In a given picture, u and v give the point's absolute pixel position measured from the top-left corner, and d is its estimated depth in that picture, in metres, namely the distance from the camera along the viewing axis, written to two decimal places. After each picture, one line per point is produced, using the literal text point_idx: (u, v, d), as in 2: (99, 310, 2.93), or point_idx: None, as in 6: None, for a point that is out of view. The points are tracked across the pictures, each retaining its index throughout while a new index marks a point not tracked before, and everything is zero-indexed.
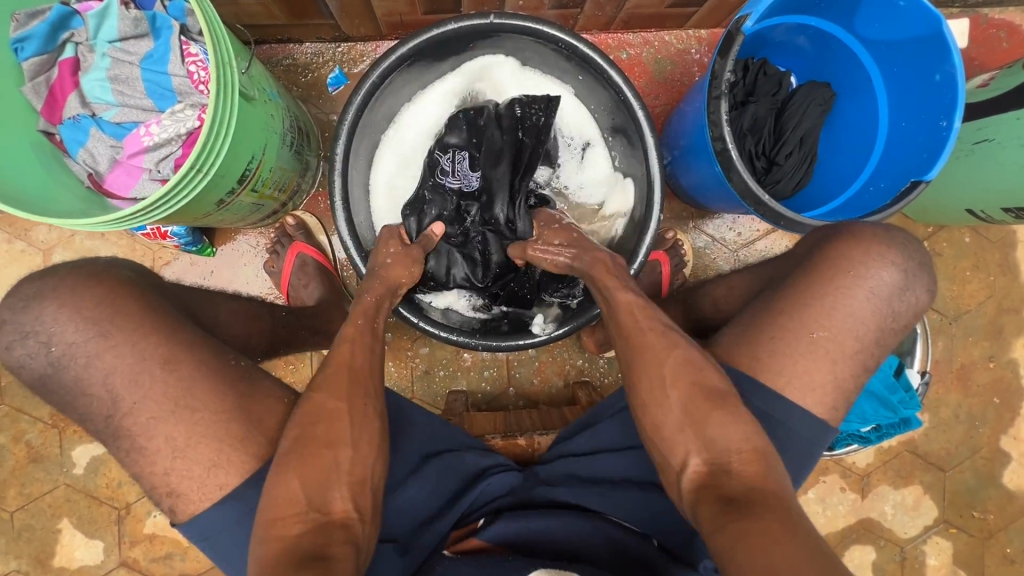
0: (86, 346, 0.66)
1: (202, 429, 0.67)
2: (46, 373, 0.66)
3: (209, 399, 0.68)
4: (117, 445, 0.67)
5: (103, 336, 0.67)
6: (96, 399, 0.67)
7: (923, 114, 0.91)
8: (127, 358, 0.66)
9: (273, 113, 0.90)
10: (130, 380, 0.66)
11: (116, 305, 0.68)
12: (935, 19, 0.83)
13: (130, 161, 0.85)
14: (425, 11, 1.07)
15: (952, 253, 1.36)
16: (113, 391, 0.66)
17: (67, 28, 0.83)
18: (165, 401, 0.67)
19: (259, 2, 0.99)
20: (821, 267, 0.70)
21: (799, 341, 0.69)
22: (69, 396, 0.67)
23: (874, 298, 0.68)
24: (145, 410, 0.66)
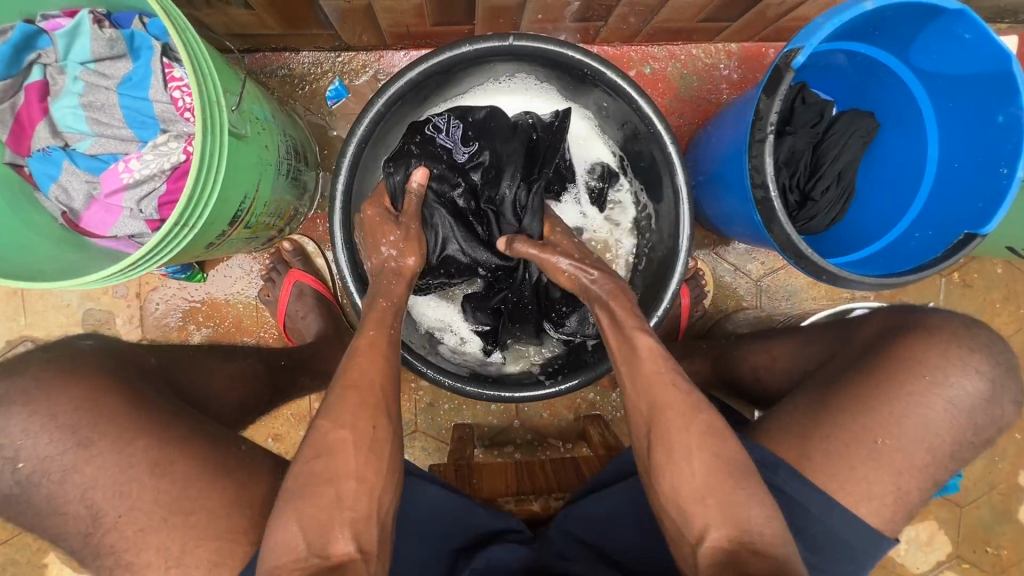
0: (62, 460, 0.60)
1: (195, 535, 0.60)
2: (12, 492, 0.60)
3: (204, 500, 0.61)
4: (96, 565, 0.61)
5: (81, 446, 0.60)
6: (72, 517, 0.60)
7: (980, 157, 0.83)
8: (110, 467, 0.60)
9: (266, 145, 0.81)
10: (112, 492, 0.59)
11: (97, 411, 0.61)
12: (1006, 58, 0.74)
13: (108, 198, 0.77)
14: (434, 23, 0.97)
15: (983, 284, 1.30)
16: (93, 507, 0.60)
17: (33, 49, 0.74)
18: (154, 509, 0.60)
19: (250, 13, 0.88)
20: (891, 365, 0.63)
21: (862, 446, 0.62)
22: (36, 514, 0.60)
23: (953, 409, 0.61)
24: (130, 523, 0.59)
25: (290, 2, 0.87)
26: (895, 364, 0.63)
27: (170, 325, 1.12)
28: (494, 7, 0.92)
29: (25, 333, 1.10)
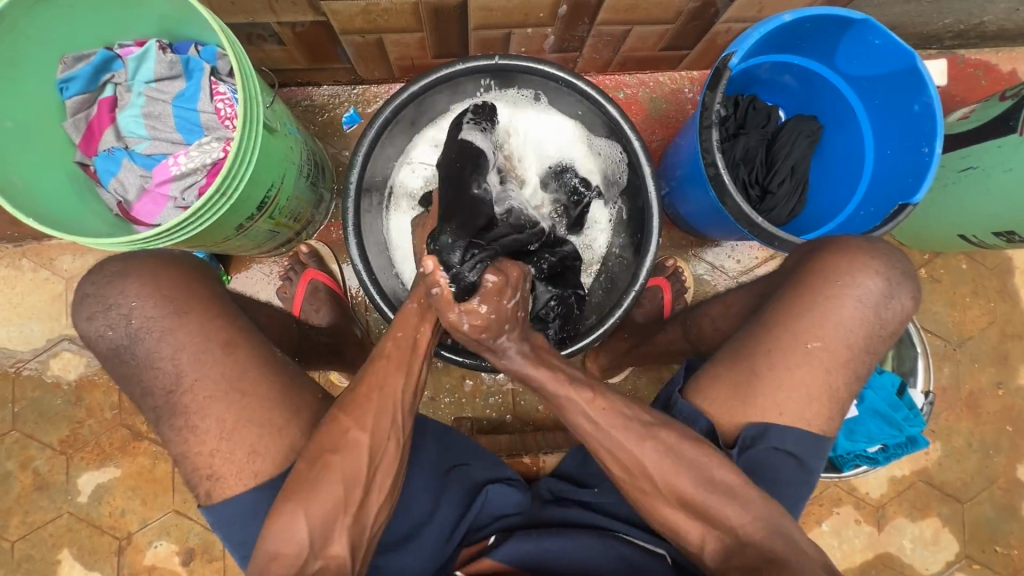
0: (163, 321, 0.74)
1: (247, 414, 0.73)
2: (122, 343, 0.74)
3: (257, 384, 0.75)
4: (170, 423, 0.73)
5: (178, 313, 0.75)
6: (162, 372, 0.73)
7: (906, 142, 0.96)
8: (195, 338, 0.74)
9: (292, 147, 0.97)
10: (195, 358, 0.73)
11: (191, 293, 0.77)
12: (909, 55, 0.89)
13: (157, 189, 0.90)
14: (435, 56, 1.15)
15: (950, 279, 1.38)
16: (178, 367, 0.73)
17: (109, 70, 0.90)
18: (222, 381, 0.73)
19: (282, 48, 1.07)
20: (810, 281, 0.76)
21: (795, 351, 0.73)
22: (138, 368, 0.74)
23: (860, 305, 0.74)
24: (204, 387, 0.73)
25: (315, 38, 1.05)
26: (817, 279, 0.75)
27: None
28: (485, 39, 1.10)
29: (64, 332, 1.22)
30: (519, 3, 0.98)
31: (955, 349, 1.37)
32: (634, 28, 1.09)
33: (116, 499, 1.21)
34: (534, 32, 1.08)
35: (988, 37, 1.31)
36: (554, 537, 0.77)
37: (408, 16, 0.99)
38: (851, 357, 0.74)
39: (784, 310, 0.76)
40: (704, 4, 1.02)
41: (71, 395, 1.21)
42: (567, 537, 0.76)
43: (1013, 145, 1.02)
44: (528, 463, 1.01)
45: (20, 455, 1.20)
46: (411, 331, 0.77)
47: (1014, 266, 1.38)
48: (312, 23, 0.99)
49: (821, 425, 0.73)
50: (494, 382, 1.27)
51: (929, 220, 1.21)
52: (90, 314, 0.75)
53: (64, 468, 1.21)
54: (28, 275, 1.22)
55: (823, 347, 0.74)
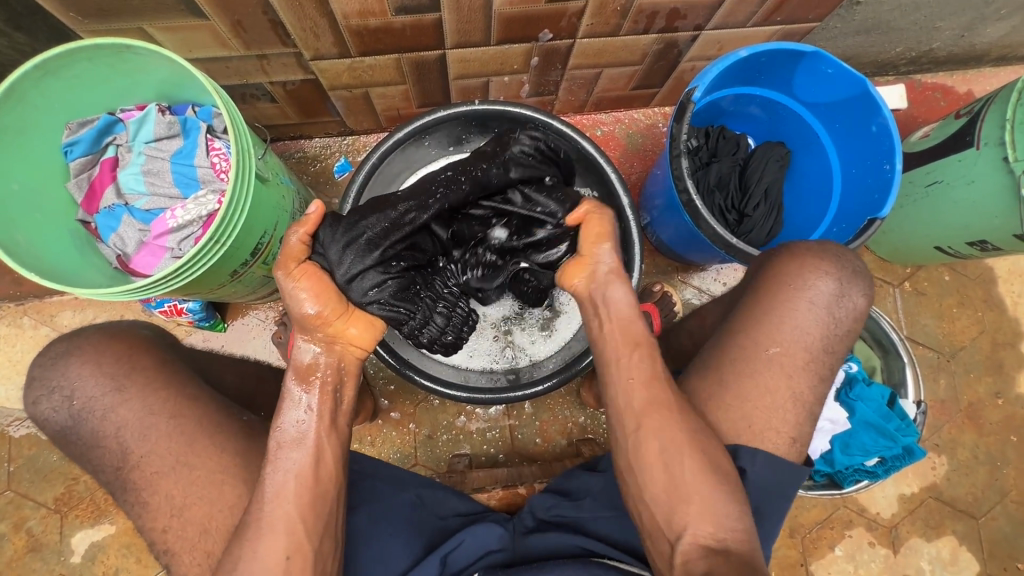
0: (104, 400, 0.73)
1: (197, 488, 0.71)
2: (68, 425, 0.73)
3: (209, 457, 0.72)
4: (124, 496, 0.72)
5: (119, 389, 0.73)
6: (107, 450, 0.72)
7: (869, 161, 1.01)
8: (139, 411, 0.72)
9: (284, 195, 1.01)
10: (139, 433, 0.72)
11: (134, 364, 0.75)
12: (860, 81, 0.95)
13: (155, 241, 0.95)
14: (419, 105, 1.22)
15: (935, 291, 1.40)
16: (124, 442, 0.72)
17: (110, 134, 0.96)
18: (167, 456, 0.71)
19: (275, 106, 1.14)
20: (767, 288, 0.79)
21: (756, 358, 0.76)
22: (84, 447, 0.73)
23: (813, 307, 0.77)
24: (150, 463, 0.71)
25: (306, 95, 1.12)
26: (773, 286, 0.78)
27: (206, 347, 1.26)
28: (465, 88, 1.17)
29: None
30: (493, 54, 1.05)
31: (949, 360, 1.38)
32: (604, 70, 1.16)
33: (110, 558, 1.19)
34: (510, 79, 1.16)
35: (941, 62, 1.39)
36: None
37: (391, 70, 1.06)
38: (826, 366, 0.76)
39: (742, 319, 0.79)
40: (667, 45, 1.09)
41: (66, 451, 1.21)
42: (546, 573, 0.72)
43: (973, 158, 1.06)
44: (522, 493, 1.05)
45: (14, 516, 1.19)
46: None
47: (996, 275, 1.41)
48: (302, 81, 1.06)
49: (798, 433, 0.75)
50: (488, 417, 1.27)
51: (903, 234, 1.25)
52: (35, 397, 0.74)
53: (58, 528, 1.20)
54: (29, 332, 1.24)
55: (789, 356, 0.76)
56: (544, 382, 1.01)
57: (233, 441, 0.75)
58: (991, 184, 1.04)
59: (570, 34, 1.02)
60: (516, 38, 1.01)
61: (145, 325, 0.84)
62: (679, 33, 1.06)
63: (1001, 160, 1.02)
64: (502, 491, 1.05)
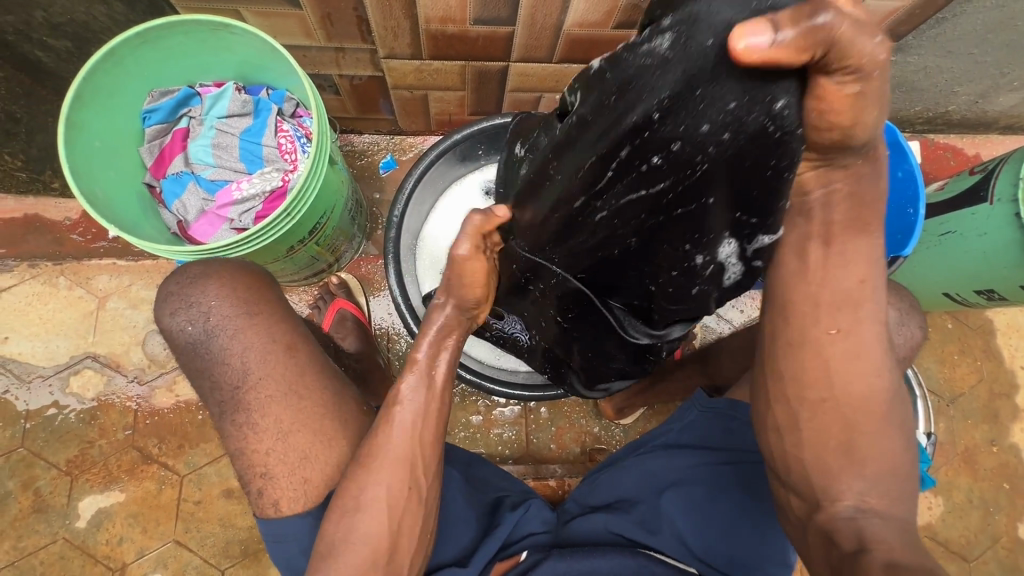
0: (235, 321, 0.75)
1: (303, 418, 0.73)
2: (199, 338, 0.74)
3: (314, 390, 0.75)
4: (232, 417, 0.73)
5: (249, 314, 0.76)
6: (231, 368, 0.74)
7: (893, 204, 1.08)
8: (263, 337, 0.75)
9: (344, 181, 1.06)
10: (262, 356, 0.74)
11: (261, 297, 0.78)
12: (892, 131, 1.03)
13: (217, 211, 0.98)
14: (471, 113, 1.28)
15: (938, 337, 1.47)
16: (246, 363, 0.74)
17: (186, 105, 1.00)
18: (282, 382, 0.74)
19: (336, 98, 1.19)
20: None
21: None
22: (209, 362, 0.75)
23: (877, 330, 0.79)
24: (266, 386, 0.73)
25: (368, 91, 1.17)
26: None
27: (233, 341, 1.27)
28: (518, 101, 1.23)
29: (89, 350, 1.23)
30: (552, 70, 1.12)
31: (948, 405, 1.43)
32: None
33: (116, 526, 1.18)
34: None
35: (954, 125, 1.49)
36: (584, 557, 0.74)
37: (454, 76, 1.12)
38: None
39: None
40: None
41: (85, 413, 1.21)
42: (597, 554, 0.74)
43: (986, 212, 1.14)
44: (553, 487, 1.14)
45: (24, 475, 1.18)
46: None
47: (995, 327, 1.48)
48: (369, 77, 1.12)
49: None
50: (506, 418, 1.30)
51: (916, 279, 1.32)
52: (172, 309, 0.76)
53: (67, 491, 1.18)
54: (63, 292, 1.25)
55: None
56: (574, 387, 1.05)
57: None
58: (1001, 237, 1.12)
59: None
60: (576, 59, 1.07)
61: None
62: None
63: (1013, 216, 1.09)
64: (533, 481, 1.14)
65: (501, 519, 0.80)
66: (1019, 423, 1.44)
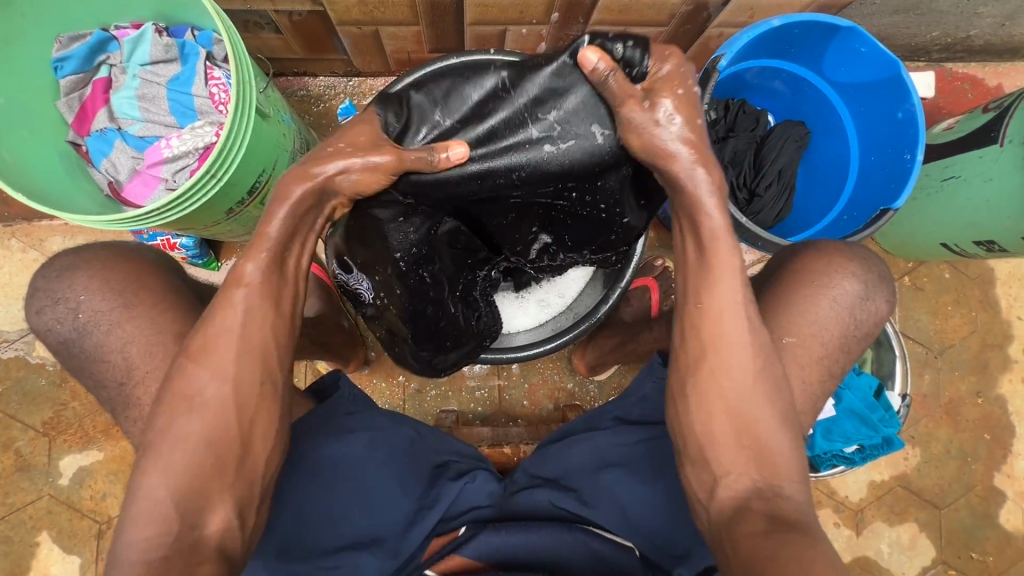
0: (111, 315, 0.71)
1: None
2: (72, 337, 0.72)
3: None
4: (127, 415, 0.72)
5: (126, 306, 0.72)
6: (112, 365, 0.71)
7: (890, 149, 0.98)
8: (146, 330, 0.71)
9: (284, 134, 0.97)
10: (145, 350, 0.71)
11: (143, 285, 0.74)
12: (894, 64, 0.91)
13: (149, 171, 0.91)
14: (431, 50, 1.16)
15: (933, 288, 1.40)
16: (129, 360, 0.71)
17: (104, 52, 0.91)
18: (174, 374, 0.70)
19: (279, 37, 1.08)
20: (786, 278, 0.73)
21: (767, 346, 0.70)
22: (88, 361, 0.72)
23: (836, 305, 0.71)
24: (154, 381, 0.70)
25: (312, 28, 1.06)
26: (793, 279, 0.73)
27: None
28: (481, 35, 1.10)
29: None
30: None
31: (936, 357, 1.39)
32: (628, 28, 1.11)
33: (98, 483, 1.21)
34: (529, 31, 1.10)
35: (975, 52, 1.34)
36: (521, 531, 0.75)
37: (405, 9, 1.00)
38: (831, 369, 0.73)
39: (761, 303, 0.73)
40: (697, 7, 1.04)
41: (55, 377, 1.21)
42: (534, 529, 0.75)
43: (994, 156, 1.04)
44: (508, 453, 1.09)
45: (2, 435, 1.20)
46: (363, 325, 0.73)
47: (995, 276, 1.41)
48: (309, 12, 1.00)
49: (799, 425, 0.72)
50: (479, 376, 1.28)
51: (912, 228, 1.24)
52: (40, 308, 0.73)
53: (46, 450, 1.21)
54: (16, 255, 1.22)
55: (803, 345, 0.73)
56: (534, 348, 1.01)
57: None
58: (1009, 184, 1.02)
59: None
60: None
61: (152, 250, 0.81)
62: None
63: None
64: (487, 448, 1.09)
65: (442, 489, 0.81)
66: (1009, 374, 1.40)
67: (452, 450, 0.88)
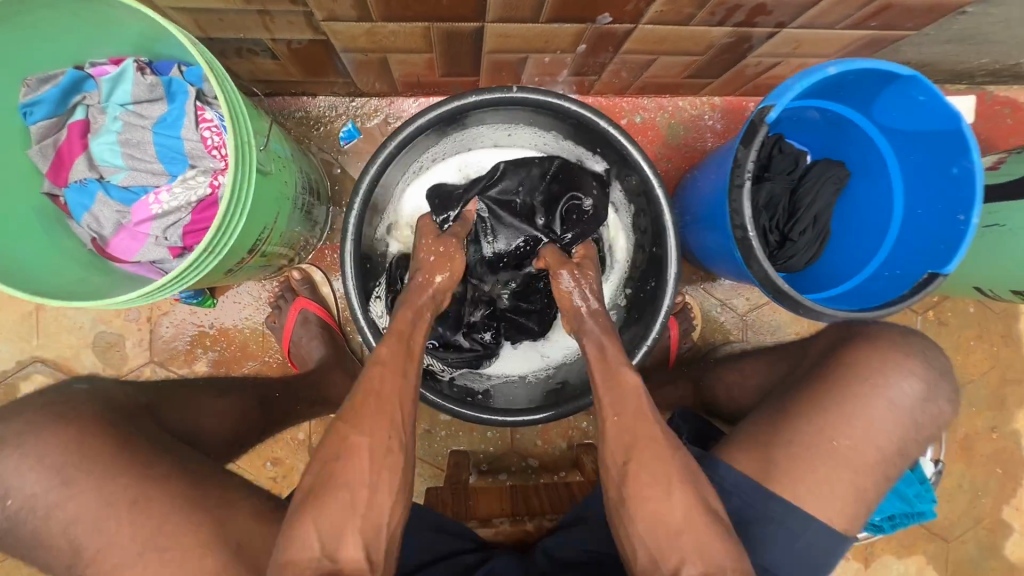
0: (48, 497, 0.69)
1: (170, 566, 0.66)
2: (6, 527, 0.70)
3: (180, 534, 0.68)
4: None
5: (65, 484, 0.69)
6: (57, 548, 0.69)
7: (941, 205, 0.91)
8: (96, 503, 0.68)
9: (287, 181, 0.89)
10: (93, 527, 0.67)
11: (93, 453, 0.70)
12: (954, 117, 0.83)
13: (136, 227, 0.83)
14: (443, 74, 1.05)
15: (957, 322, 1.36)
16: (74, 540, 0.68)
17: (79, 92, 0.81)
18: (131, 543, 0.67)
19: (275, 63, 0.97)
20: (837, 374, 0.71)
21: (818, 448, 0.68)
22: (27, 545, 0.70)
23: (894, 409, 0.68)
24: (111, 554, 0.67)
25: (312, 54, 0.95)
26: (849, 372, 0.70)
27: (178, 348, 1.17)
28: (499, 62, 1.00)
29: (36, 355, 1.14)
30: (539, 31, 0.89)
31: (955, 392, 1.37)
32: (659, 57, 1.01)
33: None
34: (552, 58, 1.00)
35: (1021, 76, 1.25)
36: None
37: (417, 38, 0.90)
38: (885, 465, 0.68)
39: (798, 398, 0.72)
40: (738, 40, 0.94)
41: None
42: None
43: None
44: (532, 531, 0.92)
45: None
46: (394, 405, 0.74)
47: (1020, 311, 1.37)
48: (310, 41, 0.89)
49: (849, 522, 0.68)
50: None
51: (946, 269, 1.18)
52: None
53: None
54: None
55: (853, 445, 0.68)
56: (544, 411, 0.92)
57: None
58: None
59: (633, 19, 0.86)
60: (570, 18, 0.85)
61: (102, 393, 0.80)
62: (757, 29, 0.90)
63: None
64: (506, 526, 0.92)
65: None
66: None
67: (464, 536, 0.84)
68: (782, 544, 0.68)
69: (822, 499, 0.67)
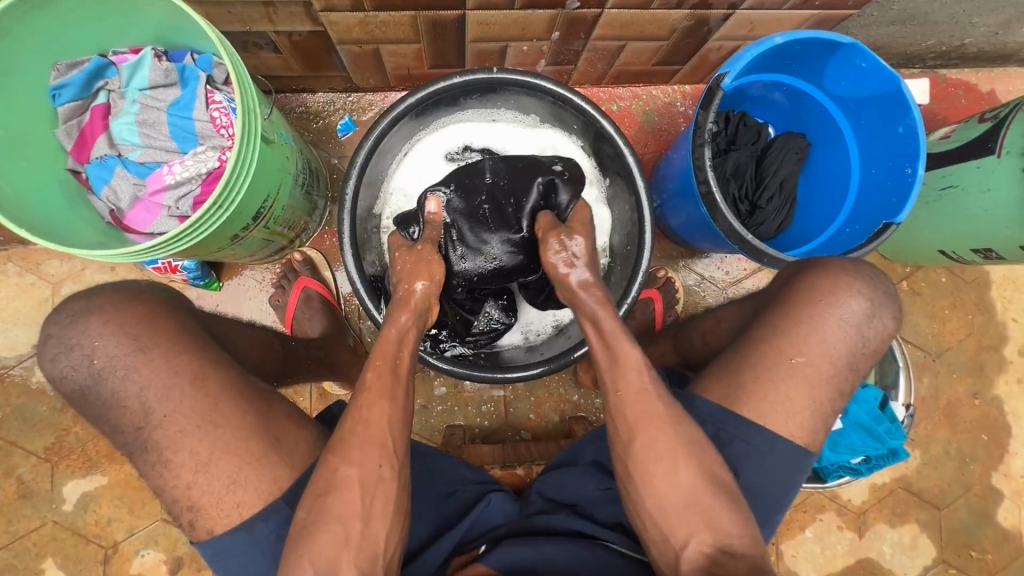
0: (126, 360, 0.71)
1: (223, 444, 0.71)
2: (87, 384, 0.71)
3: (233, 416, 0.72)
4: (144, 457, 0.71)
5: (142, 350, 0.71)
6: (129, 411, 0.71)
7: (891, 162, 0.98)
8: (163, 372, 0.71)
9: (288, 156, 0.97)
10: (162, 394, 0.70)
11: (155, 328, 0.73)
12: (893, 78, 0.92)
13: (151, 198, 0.90)
14: (432, 66, 1.15)
15: (930, 292, 1.42)
16: (146, 404, 0.71)
17: (102, 78, 0.90)
18: (191, 415, 0.71)
19: (278, 56, 1.07)
20: (794, 299, 0.77)
21: (779, 365, 0.74)
22: (103, 408, 0.72)
23: (843, 325, 0.74)
24: (174, 423, 0.70)
25: (312, 47, 1.05)
26: (802, 297, 0.76)
27: None
28: (482, 51, 1.10)
29: None
30: (516, 18, 0.99)
31: (934, 360, 1.42)
32: (628, 43, 1.11)
33: (102, 508, 1.19)
34: (530, 47, 1.10)
35: (968, 59, 1.35)
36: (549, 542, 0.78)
37: (406, 28, 0.99)
38: (841, 382, 0.74)
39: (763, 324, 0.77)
40: (697, 22, 1.04)
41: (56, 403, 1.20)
42: (553, 540, 0.78)
43: (990, 167, 1.06)
44: (522, 475, 1.00)
45: (4, 462, 1.18)
46: (392, 353, 0.80)
47: (990, 280, 1.43)
48: (309, 32, 0.99)
49: (810, 438, 0.74)
50: (487, 392, 1.28)
51: (910, 235, 1.25)
52: (53, 355, 0.72)
53: (49, 476, 1.20)
54: (13, 279, 1.21)
55: (813, 366, 0.74)
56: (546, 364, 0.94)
57: (254, 405, 0.74)
58: (1004, 195, 1.04)
59: (599, 4, 0.96)
60: (543, 4, 0.94)
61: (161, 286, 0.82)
62: (713, 11, 1.00)
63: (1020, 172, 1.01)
64: (499, 470, 1.00)
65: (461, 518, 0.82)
66: (1004, 376, 1.42)
67: (460, 477, 0.88)
68: (752, 457, 0.73)
69: (782, 414, 0.73)
